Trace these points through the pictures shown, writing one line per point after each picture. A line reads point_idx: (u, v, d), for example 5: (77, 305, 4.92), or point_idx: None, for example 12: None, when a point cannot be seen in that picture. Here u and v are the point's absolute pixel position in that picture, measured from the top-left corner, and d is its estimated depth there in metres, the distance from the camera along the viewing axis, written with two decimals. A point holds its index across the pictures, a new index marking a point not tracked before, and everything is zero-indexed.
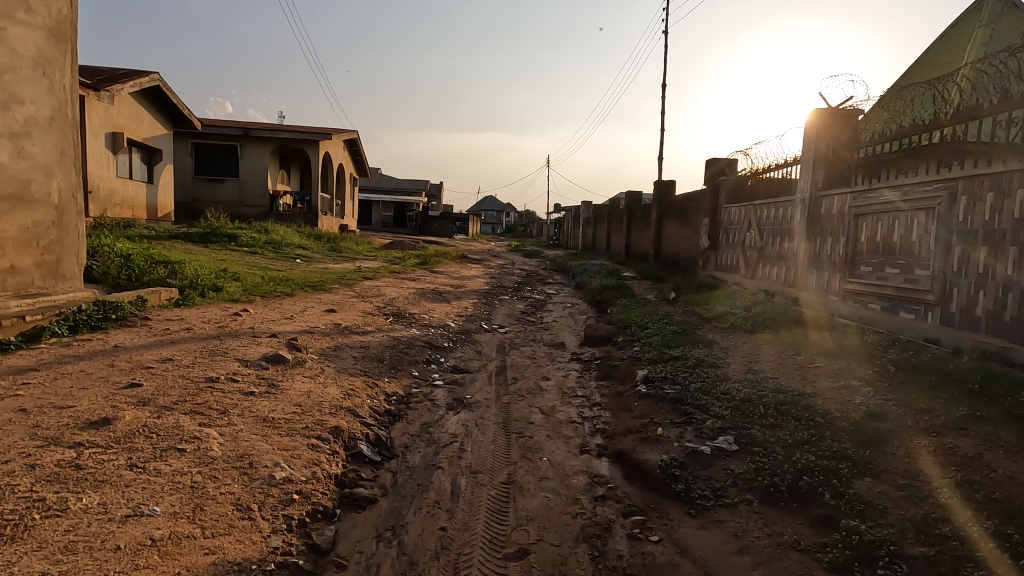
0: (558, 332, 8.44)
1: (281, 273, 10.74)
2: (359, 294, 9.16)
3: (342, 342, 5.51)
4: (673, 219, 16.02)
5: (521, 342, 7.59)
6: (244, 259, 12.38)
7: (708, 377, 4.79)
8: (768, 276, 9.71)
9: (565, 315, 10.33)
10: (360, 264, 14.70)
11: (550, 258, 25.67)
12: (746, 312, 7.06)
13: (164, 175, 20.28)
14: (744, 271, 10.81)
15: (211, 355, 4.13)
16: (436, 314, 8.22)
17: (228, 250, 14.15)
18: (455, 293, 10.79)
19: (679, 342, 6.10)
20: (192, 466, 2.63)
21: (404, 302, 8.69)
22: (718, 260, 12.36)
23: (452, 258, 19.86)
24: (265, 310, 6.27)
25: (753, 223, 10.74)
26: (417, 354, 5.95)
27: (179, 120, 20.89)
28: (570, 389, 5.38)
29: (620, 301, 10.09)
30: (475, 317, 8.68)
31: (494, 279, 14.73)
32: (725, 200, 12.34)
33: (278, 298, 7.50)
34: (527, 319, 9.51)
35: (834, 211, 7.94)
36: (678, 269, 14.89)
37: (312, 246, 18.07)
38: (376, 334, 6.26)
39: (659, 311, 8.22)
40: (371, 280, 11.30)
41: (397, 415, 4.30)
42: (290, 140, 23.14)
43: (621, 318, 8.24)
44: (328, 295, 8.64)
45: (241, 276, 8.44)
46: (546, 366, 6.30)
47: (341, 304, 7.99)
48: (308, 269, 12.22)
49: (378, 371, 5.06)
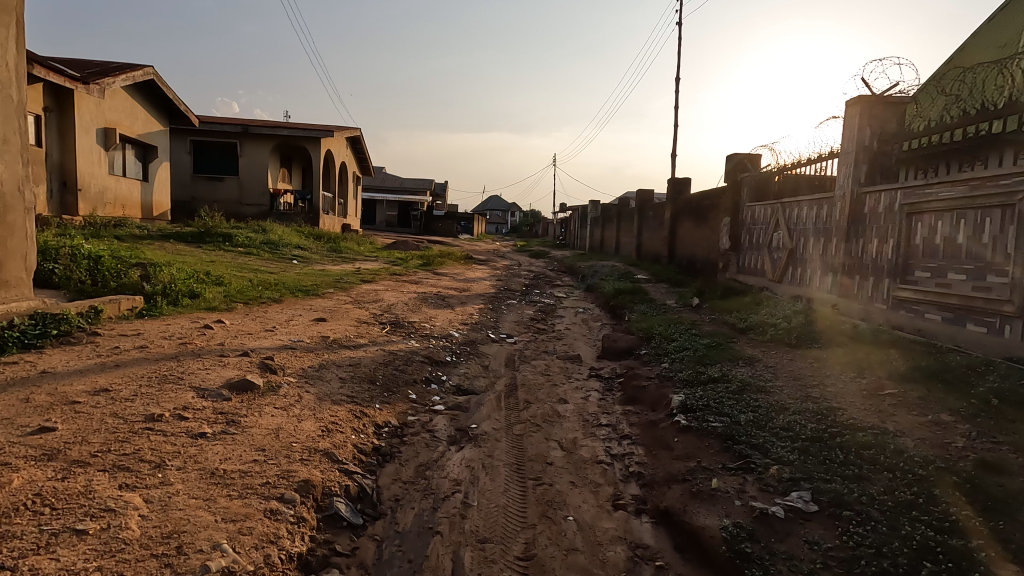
0: (572, 343, 7.68)
1: (272, 276, 10.01)
2: (355, 299, 8.42)
3: (327, 360, 4.77)
4: (688, 219, 15.25)
5: (532, 355, 6.83)
6: (236, 261, 11.66)
7: (759, 405, 4.03)
8: (800, 280, 8.94)
9: (578, 322, 9.56)
10: (360, 266, 13.96)
11: (558, 259, 24.93)
12: (786, 323, 6.28)
13: (159, 174, 19.63)
14: (771, 275, 10.02)
15: (159, 383, 3.39)
16: (438, 322, 7.47)
17: (221, 251, 13.46)
18: (459, 298, 10.03)
19: (714, 359, 5.33)
20: (90, 561, 1.90)
21: (403, 308, 7.96)
22: (740, 263, 11.58)
23: (457, 259, 19.11)
24: (244, 321, 5.54)
25: (780, 222, 9.95)
26: (415, 372, 5.21)
27: (175, 116, 20.24)
28: (592, 416, 4.62)
29: (638, 306, 9.32)
30: (481, 325, 7.92)
31: (500, 282, 13.98)
32: (747, 198, 11.54)
33: (263, 306, 6.76)
34: (537, 327, 8.75)
35: (880, 209, 7.12)
36: (694, 271, 14.12)
37: (311, 247, 17.38)
38: (370, 348, 5.52)
39: (685, 320, 7.44)
40: (370, 283, 10.55)
41: (388, 455, 3.54)
42: (291, 136, 22.48)
43: (642, 327, 7.47)
44: (321, 302, 7.90)
45: (224, 280, 7.71)
46: (562, 385, 5.54)
47: (333, 311, 7.25)
48: (303, 272, 11.49)
49: (367, 396, 4.31)
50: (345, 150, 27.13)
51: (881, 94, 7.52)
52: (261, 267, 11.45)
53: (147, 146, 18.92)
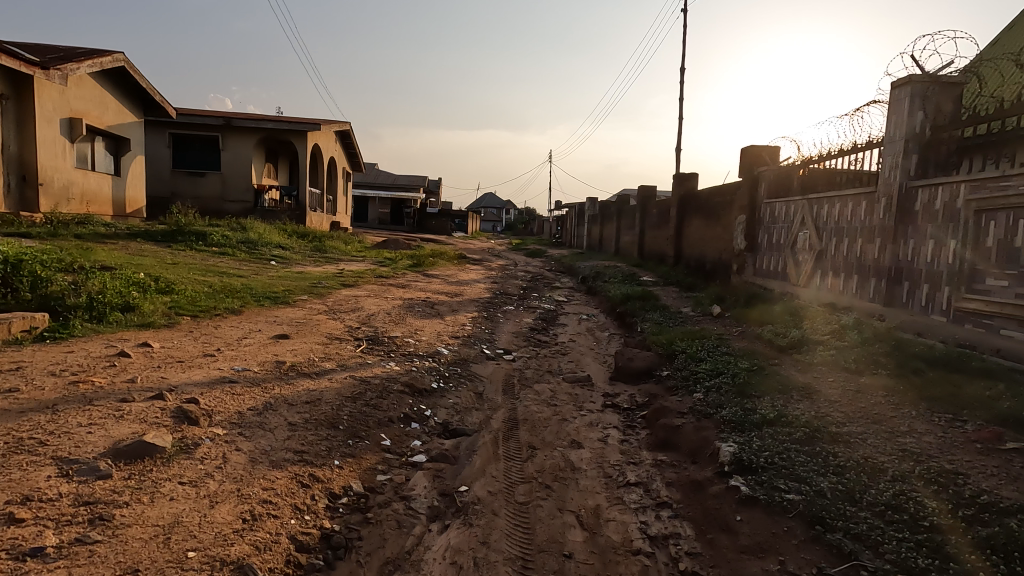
0: (579, 360, 6.67)
1: (239, 280, 8.93)
2: (330, 308, 7.37)
3: (275, 397, 3.72)
4: (697, 216, 14.29)
5: (535, 377, 5.81)
6: (205, 263, 10.57)
7: (841, 464, 3.02)
8: (832, 286, 7.97)
9: (583, 332, 8.56)
10: (344, 268, 12.88)
11: (555, 258, 23.96)
12: (835, 339, 5.30)
13: (133, 168, 18.47)
14: (797, 279, 9.05)
15: (2, 457, 2.34)
16: (424, 337, 6.44)
17: (191, 251, 12.36)
18: (450, 305, 8.98)
19: (761, 390, 4.33)
20: None
21: (384, 320, 6.91)
22: (758, 264, 10.63)
23: (450, 259, 18.04)
24: (181, 343, 4.50)
25: (807, 219, 8.97)
26: (389, 408, 4.18)
27: (151, 107, 19.05)
28: (615, 470, 3.61)
29: (650, 315, 8.32)
30: (474, 339, 6.89)
31: (496, 284, 12.95)
32: (766, 194, 10.57)
33: (216, 320, 5.71)
34: (537, 339, 7.73)
35: (937, 206, 6.11)
36: (704, 273, 13.16)
37: (293, 246, 16.29)
38: (336, 376, 4.48)
39: (711, 334, 6.44)
40: (351, 288, 9.49)
41: (341, 551, 2.50)
42: (276, 130, 21.30)
43: (660, 342, 6.47)
44: (289, 312, 6.85)
45: (174, 287, 6.65)
46: (573, 420, 4.53)
47: (301, 324, 6.20)
48: (278, 274, 10.42)
49: (321, 450, 3.27)
50: (334, 144, 25.99)
51: (935, 73, 6.50)
52: (232, 269, 10.36)
53: (119, 139, 17.75)
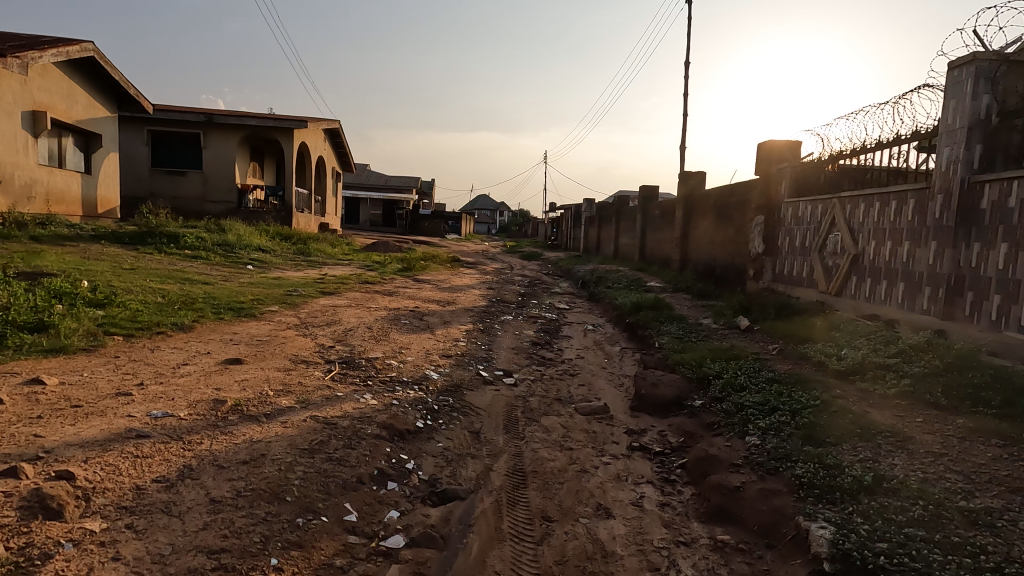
0: (592, 384, 5.73)
1: (202, 287, 7.90)
2: (301, 322, 6.38)
3: (199, 458, 2.74)
4: (706, 217, 13.41)
5: (543, 408, 4.86)
6: (170, 269, 9.53)
7: (1003, 571, 2.10)
8: (872, 296, 7.11)
9: (590, 346, 7.64)
10: (327, 273, 11.87)
11: (552, 261, 23.11)
12: (907, 363, 4.39)
13: (105, 166, 17.35)
14: (826, 287, 8.20)
15: None
16: (410, 357, 5.46)
17: (159, 255, 11.31)
18: (441, 315, 8.01)
19: (837, 438, 3.38)
20: None
21: (363, 336, 5.93)
22: (779, 269, 9.77)
23: (442, 262, 17.04)
24: (90, 377, 3.49)
25: (839, 220, 8.09)
26: (359, 462, 3.20)
27: (125, 102, 17.95)
28: (664, 560, 2.65)
29: (667, 328, 7.40)
30: (468, 359, 5.91)
31: (491, 290, 12.03)
32: (789, 193, 9.70)
33: (156, 340, 4.71)
34: (541, 355, 6.79)
35: (1011, 203, 5.20)
36: (716, 278, 12.31)
37: (275, 249, 15.26)
38: (293, 418, 3.50)
39: (747, 354, 5.51)
40: (331, 296, 8.49)
41: None
42: (261, 127, 20.26)
43: (687, 363, 5.54)
44: (251, 327, 5.84)
45: (115, 299, 5.64)
46: (596, 473, 3.56)
47: (262, 344, 5.20)
48: (251, 281, 9.40)
49: (253, 543, 2.29)
50: (322, 142, 24.96)
51: (1003, 50, 5.60)
52: (200, 275, 9.33)
53: (89, 134, 16.62)
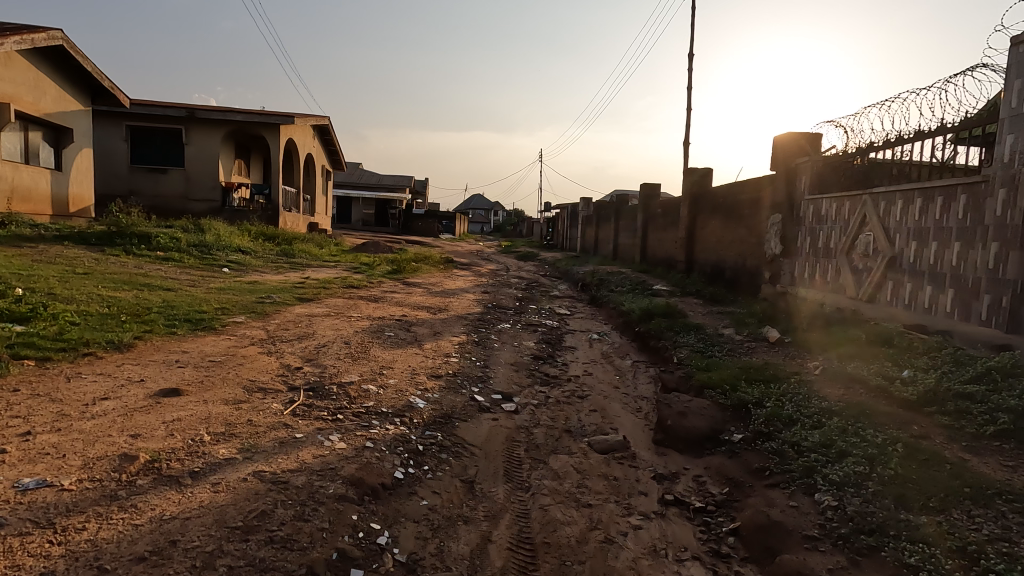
0: (606, 409, 4.92)
1: (162, 294, 7.03)
2: (268, 336, 5.53)
3: (72, 561, 1.93)
4: (714, 216, 12.64)
5: (551, 444, 4.04)
6: (134, 272, 8.65)
7: None
8: (916, 304, 6.37)
9: (598, 360, 6.84)
10: (309, 276, 10.98)
11: (550, 261, 22.36)
12: (996, 391, 3.61)
13: (78, 162, 16.38)
14: (856, 293, 7.47)
15: None
16: (392, 381, 4.63)
17: (126, 257, 10.40)
18: (431, 325, 7.17)
19: (942, 502, 2.59)
20: None
21: (338, 353, 5.08)
22: (798, 272, 9.03)
23: (434, 263, 16.17)
24: None
25: (871, 218, 7.34)
26: (312, 542, 2.38)
27: (99, 94, 16.96)
28: None
29: (684, 339, 6.61)
30: (461, 380, 5.08)
31: (487, 294, 11.21)
32: (811, 189, 8.95)
33: (77, 366, 3.85)
34: (544, 372, 5.98)
35: None
36: (726, 281, 11.56)
37: (257, 250, 14.37)
38: (230, 476, 2.66)
39: (786, 375, 4.71)
40: (309, 303, 7.63)
41: None
42: (245, 123, 19.32)
43: (718, 385, 4.73)
44: (206, 343, 4.99)
45: (40, 313, 4.78)
46: (626, 547, 2.77)
47: (214, 365, 4.36)
48: (222, 285, 8.54)
49: None
50: (311, 139, 24.04)
51: None
52: (165, 279, 8.44)
53: (60, 129, 15.66)
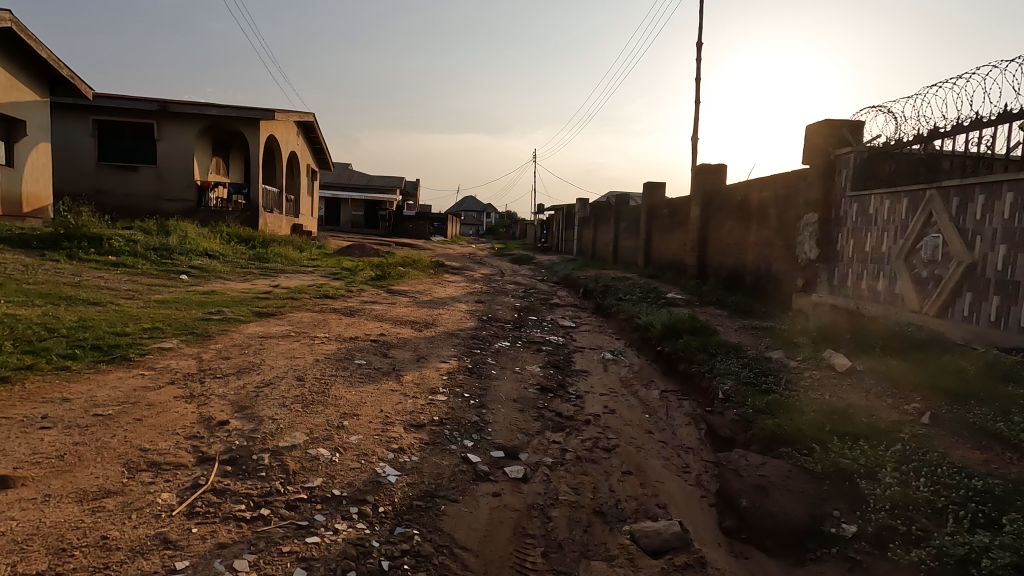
0: (644, 470, 3.68)
1: (80, 310, 5.66)
2: (197, 370, 4.20)
3: None
4: (731, 215, 11.47)
5: (578, 542, 2.79)
6: (63, 282, 7.27)
7: None
8: (1009, 321, 5.19)
9: (618, 390, 5.60)
10: (279, 285, 9.62)
11: (546, 265, 21.17)
12: None
13: (35, 158, 14.96)
14: (920, 305, 6.32)
15: None
16: (356, 439, 3.36)
17: (65, 263, 8.98)
18: (415, 346, 5.87)
19: None
20: None
21: (283, 397, 3.77)
22: (840, 280, 7.90)
23: (423, 268, 14.82)
24: None
25: (936, 215, 6.17)
26: None
27: (58, 85, 15.51)
28: None
29: (725, 365, 5.39)
30: (451, 431, 3.81)
31: (482, 304, 9.94)
32: (854, 185, 7.77)
33: None
34: (556, 410, 4.72)
35: None
36: (749, 289, 10.42)
37: (227, 253, 13.01)
38: None
39: (889, 426, 3.50)
40: (267, 320, 6.30)
41: None
42: (221, 117, 17.91)
43: (796, 438, 3.50)
44: (103, 386, 3.65)
45: None
46: None
47: (96, 425, 3.05)
48: (168, 297, 7.18)
49: None
50: (293, 137, 22.67)
51: None
52: (99, 290, 7.08)
53: (12, 122, 14.22)
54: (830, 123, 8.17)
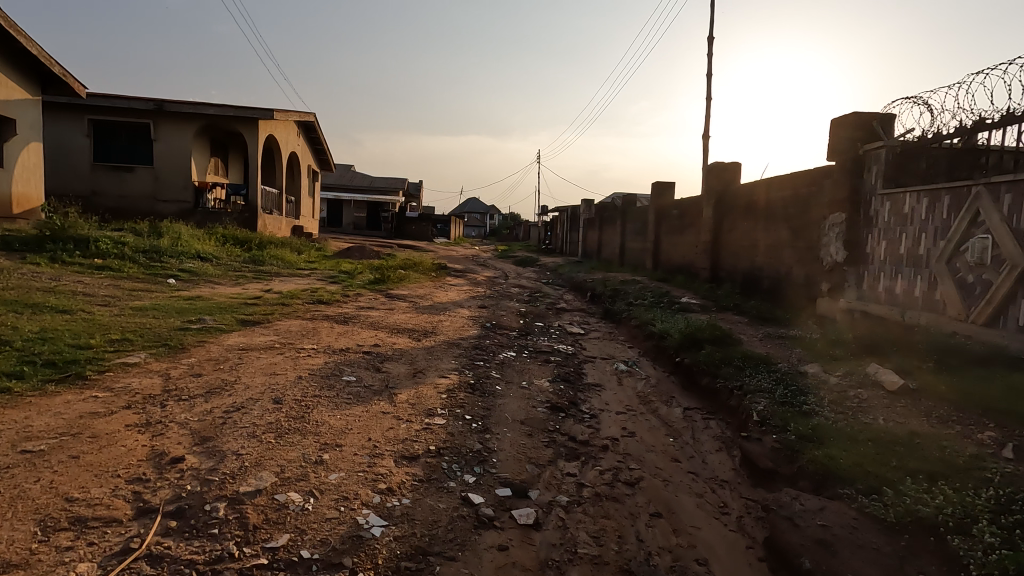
0: (676, 511, 3.13)
1: (44, 319, 5.14)
2: (161, 391, 3.67)
3: None
4: (746, 216, 10.91)
5: None
6: (35, 287, 6.74)
7: None
8: None
9: (636, 407, 5.05)
10: (271, 289, 9.11)
11: (551, 267, 20.63)
12: None
13: (26, 158, 14.51)
14: (965, 313, 5.75)
15: None
16: (336, 479, 2.83)
17: (45, 267, 8.48)
18: (412, 359, 5.34)
19: None
20: None
21: (255, 426, 3.24)
22: (871, 285, 7.33)
23: (425, 270, 14.30)
24: None
25: (984, 214, 5.60)
26: None
27: (50, 83, 15.05)
28: None
29: (756, 380, 4.84)
30: (449, 464, 3.27)
31: (486, 310, 9.42)
32: (886, 182, 7.20)
33: None
34: (568, 434, 4.17)
35: None
36: (767, 294, 9.86)
37: (221, 256, 12.51)
38: None
39: (969, 462, 2.95)
40: (252, 330, 5.77)
41: None
42: (219, 117, 17.44)
43: (858, 476, 2.96)
44: (43, 413, 3.13)
45: None
46: None
47: (20, 466, 2.52)
48: (148, 304, 6.67)
49: None
50: (293, 137, 22.19)
51: None
52: (74, 296, 6.58)
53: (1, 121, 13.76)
54: (858, 116, 7.61)
